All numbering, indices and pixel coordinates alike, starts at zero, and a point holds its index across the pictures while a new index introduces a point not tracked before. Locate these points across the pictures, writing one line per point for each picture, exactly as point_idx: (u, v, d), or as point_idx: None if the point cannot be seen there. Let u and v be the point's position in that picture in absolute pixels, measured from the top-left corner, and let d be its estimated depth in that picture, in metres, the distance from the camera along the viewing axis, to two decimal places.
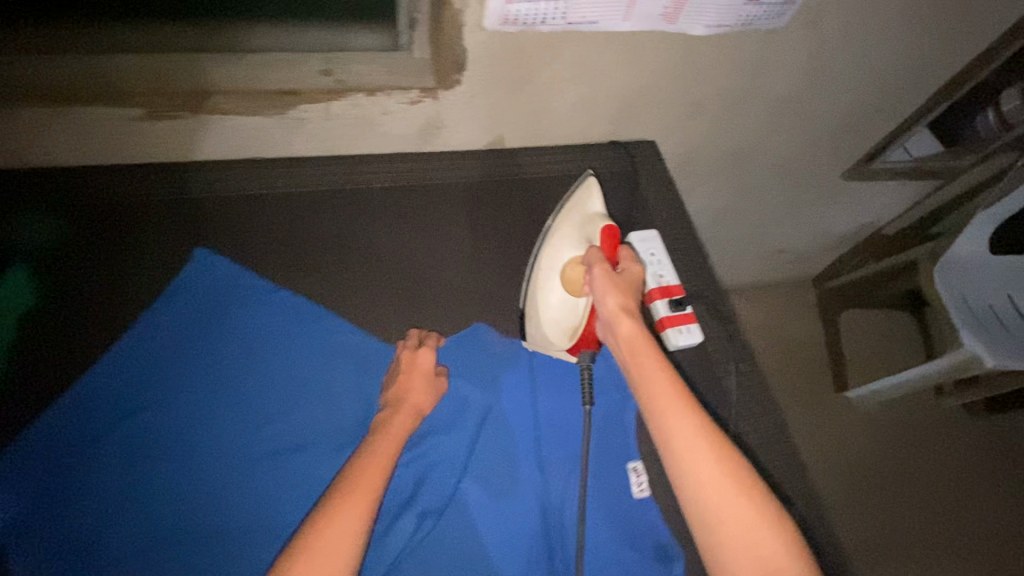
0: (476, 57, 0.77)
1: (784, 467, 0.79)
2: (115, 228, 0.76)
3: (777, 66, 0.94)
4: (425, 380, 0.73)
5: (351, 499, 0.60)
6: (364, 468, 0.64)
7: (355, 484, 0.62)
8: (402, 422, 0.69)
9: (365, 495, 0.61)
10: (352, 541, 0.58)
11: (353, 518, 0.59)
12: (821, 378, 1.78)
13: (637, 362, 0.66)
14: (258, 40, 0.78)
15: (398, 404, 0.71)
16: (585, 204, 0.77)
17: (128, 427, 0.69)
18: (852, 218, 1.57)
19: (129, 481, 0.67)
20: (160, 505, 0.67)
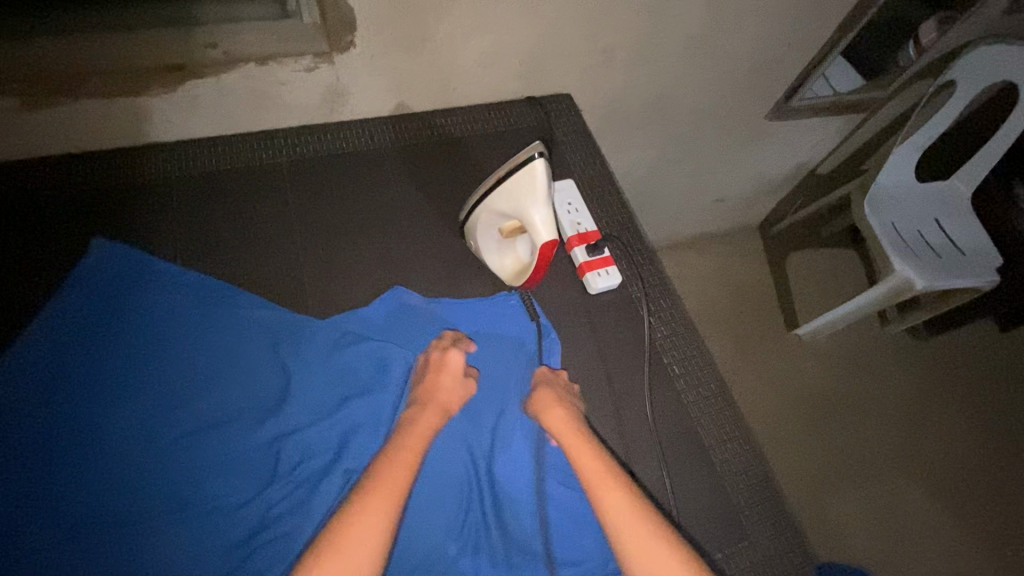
0: (365, 15, 0.76)
1: (713, 393, 0.80)
2: (4, 227, 0.73)
3: (677, 7, 0.95)
4: (452, 380, 0.71)
5: (371, 504, 0.58)
6: (388, 467, 0.62)
7: (379, 481, 0.61)
8: (429, 420, 0.68)
9: (392, 492, 0.60)
10: (379, 538, 0.57)
11: (379, 515, 0.58)
12: (771, 318, 1.82)
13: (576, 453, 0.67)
14: (138, 15, 0.74)
15: (427, 401, 0.69)
16: (527, 200, 0.71)
17: (28, 425, 0.64)
18: (785, 159, 1.61)
19: (32, 479, 0.63)
20: (65, 500, 0.63)
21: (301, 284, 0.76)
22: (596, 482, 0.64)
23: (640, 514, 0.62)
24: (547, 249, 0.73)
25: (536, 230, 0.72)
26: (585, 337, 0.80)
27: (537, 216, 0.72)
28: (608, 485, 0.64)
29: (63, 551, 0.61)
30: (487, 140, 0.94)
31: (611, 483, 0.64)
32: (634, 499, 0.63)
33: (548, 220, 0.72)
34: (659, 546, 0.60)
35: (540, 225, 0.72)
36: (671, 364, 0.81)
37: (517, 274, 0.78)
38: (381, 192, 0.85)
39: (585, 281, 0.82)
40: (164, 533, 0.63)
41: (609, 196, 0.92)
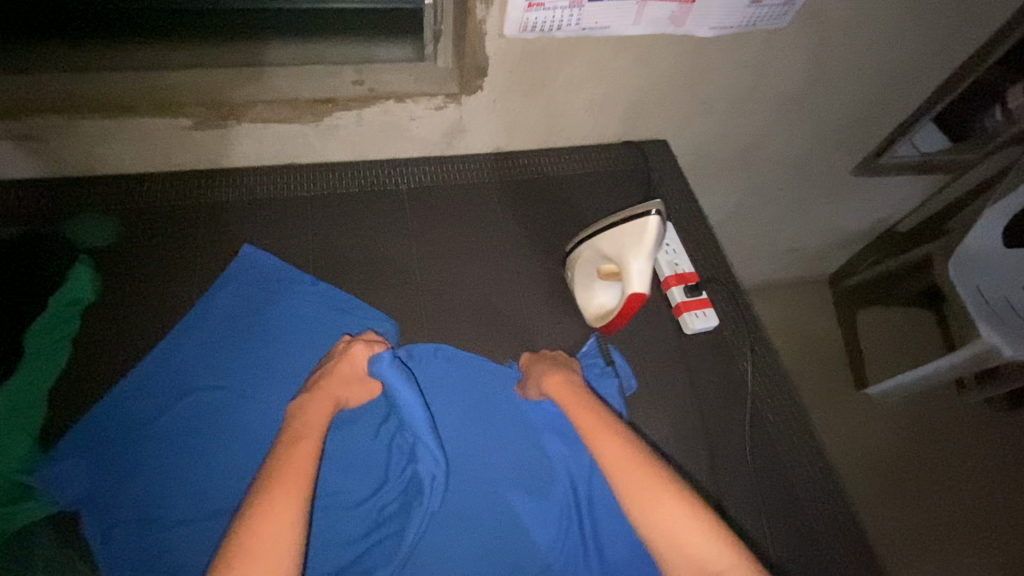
0: (496, 63, 0.83)
1: (804, 444, 0.80)
2: (169, 227, 0.81)
3: (781, 66, 0.99)
4: (354, 376, 0.72)
5: (280, 492, 0.57)
6: (290, 463, 0.60)
7: (285, 474, 0.59)
8: (319, 409, 0.67)
9: (296, 489, 0.58)
10: (288, 532, 0.54)
11: (287, 511, 0.56)
12: (840, 374, 1.76)
13: (572, 406, 0.70)
14: (305, 55, 0.85)
15: (316, 390, 0.69)
16: (631, 248, 0.75)
17: (189, 403, 0.70)
18: (865, 215, 1.59)
19: (187, 453, 0.68)
20: (214, 475, 0.67)
21: (418, 303, 0.83)
22: (591, 430, 0.67)
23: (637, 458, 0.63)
24: (635, 300, 0.76)
25: (628, 279, 0.75)
26: (679, 377, 0.82)
27: (634, 267, 0.75)
28: (601, 434, 0.66)
29: (211, 524, 0.64)
30: (588, 181, 0.99)
31: (609, 432, 0.66)
32: (629, 444, 0.65)
33: (645, 273, 0.75)
34: (657, 489, 0.60)
35: (636, 276, 0.74)
36: (763, 411, 0.81)
37: (600, 317, 0.82)
38: (488, 222, 0.91)
39: (682, 321, 0.85)
40: None
41: (703, 241, 0.95)
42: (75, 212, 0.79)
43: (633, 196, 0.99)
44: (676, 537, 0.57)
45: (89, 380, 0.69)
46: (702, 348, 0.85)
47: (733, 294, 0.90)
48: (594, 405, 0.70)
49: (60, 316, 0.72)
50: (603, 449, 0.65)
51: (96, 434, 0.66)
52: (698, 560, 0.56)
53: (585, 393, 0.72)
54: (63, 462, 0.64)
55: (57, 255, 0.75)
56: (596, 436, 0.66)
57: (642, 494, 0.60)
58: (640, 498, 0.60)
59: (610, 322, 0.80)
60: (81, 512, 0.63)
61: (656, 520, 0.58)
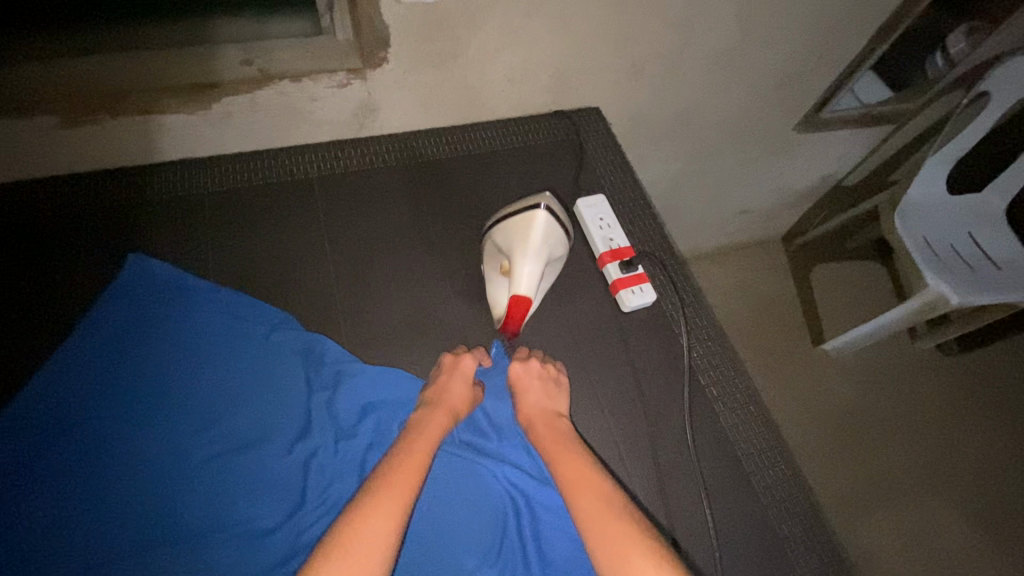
0: (398, 32, 0.75)
1: (747, 415, 0.78)
2: (40, 244, 0.73)
3: (709, 21, 0.93)
4: (465, 385, 0.72)
5: (384, 503, 0.58)
6: (398, 469, 0.62)
7: (390, 482, 0.60)
8: (439, 421, 0.68)
9: (400, 497, 0.59)
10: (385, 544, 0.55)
11: (385, 523, 0.56)
12: (797, 332, 1.76)
13: (556, 454, 0.67)
14: (185, 32, 0.75)
15: (435, 403, 0.69)
16: (521, 248, 0.74)
17: (68, 441, 0.65)
18: (813, 171, 1.57)
19: (70, 497, 0.63)
20: (98, 519, 0.63)
21: (335, 302, 0.77)
22: (572, 483, 0.64)
23: (614, 513, 0.61)
24: (521, 302, 0.74)
25: (516, 278, 0.74)
26: (616, 355, 0.79)
27: (523, 267, 0.74)
28: (585, 489, 0.63)
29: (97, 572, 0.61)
30: (516, 157, 0.93)
31: (591, 485, 0.64)
32: (610, 500, 0.62)
33: (533, 272, 0.74)
34: (635, 546, 0.58)
35: (523, 274, 0.74)
36: (704, 384, 0.79)
37: (492, 321, 0.78)
38: (407, 208, 0.85)
39: (619, 298, 0.81)
40: (194, 555, 0.62)
41: (640, 212, 0.90)
42: None
43: (565, 168, 0.93)
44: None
45: None
46: (639, 325, 0.81)
47: (671, 266, 0.86)
48: (581, 454, 0.67)
49: None
50: (581, 504, 0.62)
51: None
52: None
53: (572, 440, 0.69)
54: None
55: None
56: (585, 491, 0.63)
57: (620, 553, 0.57)
58: (615, 558, 0.57)
59: (499, 325, 0.77)
60: None
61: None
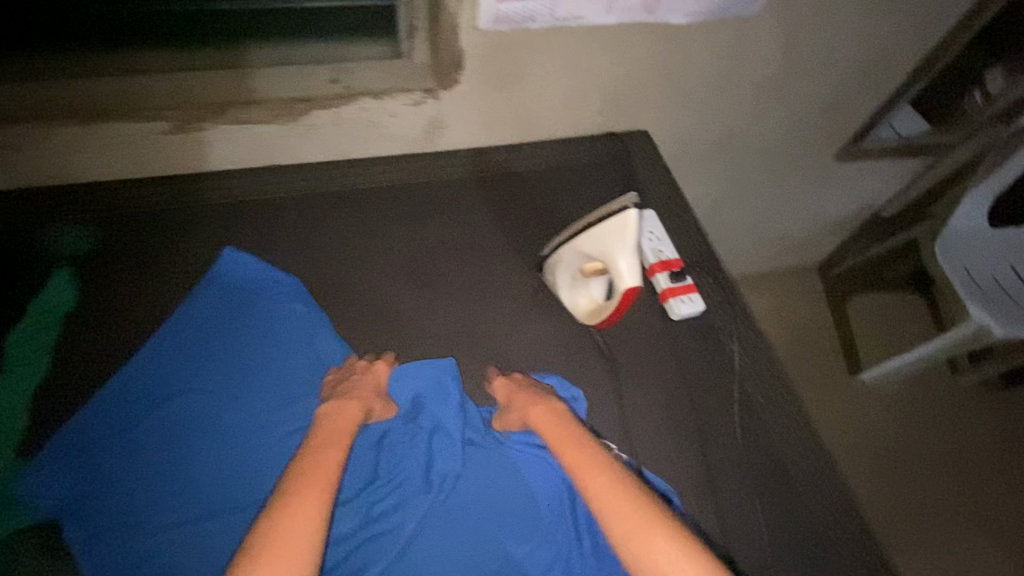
0: (472, 56, 0.83)
1: (793, 426, 0.80)
2: (145, 234, 0.80)
3: (757, 52, 0.99)
4: (373, 385, 0.74)
5: (303, 501, 0.62)
6: (309, 471, 0.65)
7: (304, 484, 0.63)
8: (350, 413, 0.71)
9: (315, 499, 0.62)
10: (311, 536, 0.60)
11: (308, 519, 0.60)
12: (835, 361, 1.75)
13: (557, 443, 0.70)
14: (282, 54, 0.85)
15: (346, 396, 0.72)
16: (616, 247, 0.75)
17: (165, 410, 0.70)
18: (850, 200, 1.59)
19: (166, 461, 0.68)
20: (192, 481, 0.68)
21: (402, 299, 0.83)
22: (581, 468, 0.68)
23: (628, 494, 0.65)
24: (626, 296, 0.77)
25: (619, 276, 0.75)
26: (663, 361, 0.82)
27: (622, 264, 0.75)
28: (592, 469, 0.68)
29: (192, 530, 0.65)
30: (569, 173, 0.99)
31: (596, 465, 0.68)
32: (622, 483, 0.66)
33: (634, 267, 0.75)
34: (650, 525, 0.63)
35: (625, 271, 0.75)
36: (751, 393, 0.81)
37: (592, 315, 0.81)
38: (469, 216, 0.91)
39: (668, 307, 0.85)
40: None
41: (687, 227, 0.94)
42: (51, 216, 0.78)
43: (615, 185, 0.99)
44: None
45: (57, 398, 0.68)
46: (688, 334, 0.84)
47: (717, 279, 0.89)
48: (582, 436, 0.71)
49: (40, 323, 0.72)
50: (591, 486, 0.67)
51: (72, 442, 0.66)
52: None
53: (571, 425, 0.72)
54: (43, 468, 0.65)
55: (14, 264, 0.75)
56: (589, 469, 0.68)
57: (636, 534, 0.63)
58: (633, 534, 0.63)
59: (603, 318, 0.80)
60: (63, 519, 0.64)
61: (651, 557, 0.61)
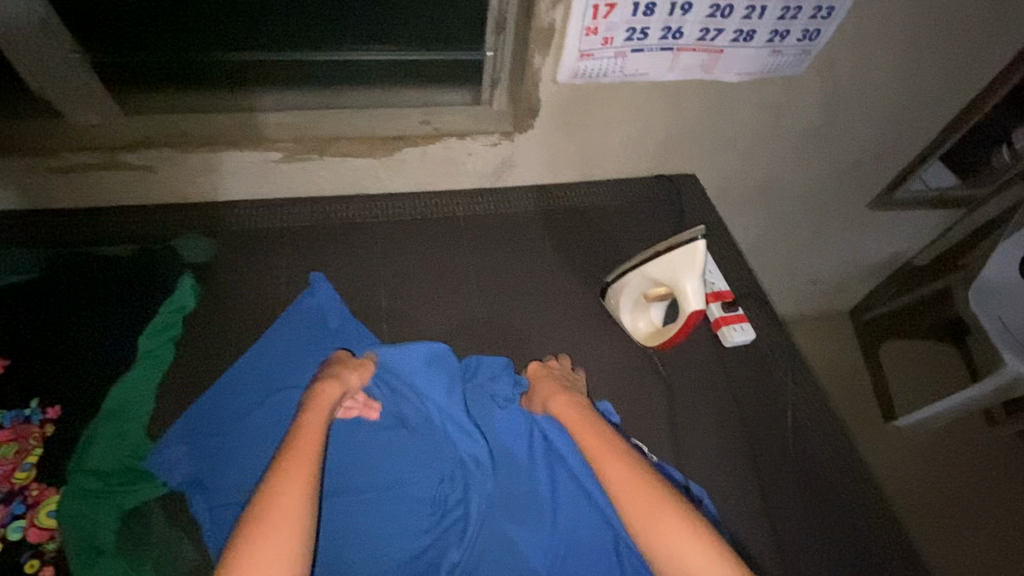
0: (547, 105, 0.94)
1: (841, 451, 0.85)
2: (254, 250, 0.91)
3: (799, 107, 1.09)
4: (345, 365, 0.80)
5: (289, 477, 0.64)
6: (301, 446, 0.68)
7: (292, 460, 0.66)
8: (329, 394, 0.76)
9: (303, 475, 0.65)
10: (300, 507, 0.62)
11: (297, 490, 0.63)
12: (869, 406, 1.78)
13: (579, 432, 0.77)
14: (379, 99, 0.96)
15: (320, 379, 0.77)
16: (684, 272, 0.82)
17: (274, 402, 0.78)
18: (883, 248, 1.65)
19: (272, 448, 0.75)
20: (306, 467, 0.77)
21: (476, 318, 0.92)
22: (597, 457, 0.74)
23: (640, 481, 0.70)
24: (691, 318, 0.84)
25: (685, 299, 0.82)
26: (716, 385, 0.89)
27: (689, 289, 0.82)
28: (609, 458, 0.73)
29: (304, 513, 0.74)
30: (625, 210, 1.08)
31: (611, 455, 0.73)
32: (635, 470, 0.71)
33: (699, 291, 0.82)
34: (661, 509, 0.67)
35: (692, 295, 0.82)
36: (798, 418, 0.87)
37: (654, 336, 0.89)
38: (535, 246, 1.00)
39: (721, 334, 0.91)
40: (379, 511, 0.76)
41: (735, 263, 1.02)
42: (177, 231, 0.90)
43: (667, 223, 1.07)
44: (682, 559, 0.63)
45: (178, 389, 0.77)
46: (739, 361, 0.91)
47: (764, 311, 0.96)
48: (599, 425, 0.78)
49: (166, 321, 0.81)
50: (608, 474, 0.72)
51: (197, 426, 0.75)
52: None
53: (589, 414, 0.79)
54: (172, 448, 0.72)
55: (142, 276, 0.84)
56: (606, 455, 0.74)
57: (650, 519, 0.66)
58: (648, 522, 0.66)
59: (665, 339, 0.87)
60: (189, 495, 0.70)
61: (664, 541, 0.64)
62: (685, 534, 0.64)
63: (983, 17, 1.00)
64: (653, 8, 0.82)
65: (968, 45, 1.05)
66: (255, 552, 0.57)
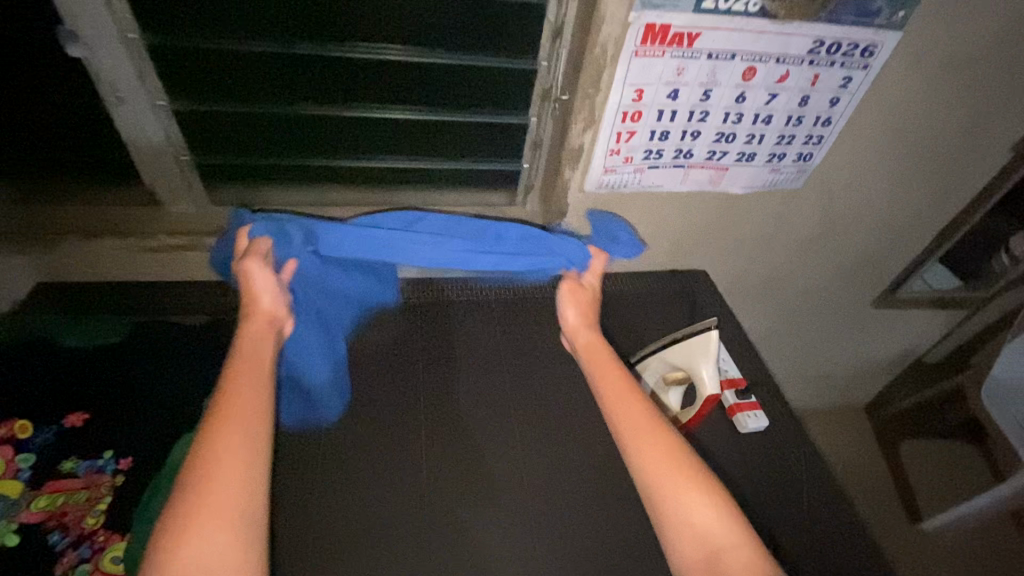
0: (574, 209, 1.07)
1: (858, 542, 0.88)
2: None
3: (799, 215, 1.21)
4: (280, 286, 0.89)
5: (245, 384, 0.72)
6: (243, 364, 0.76)
7: (242, 373, 0.74)
8: (260, 323, 0.83)
9: (253, 386, 0.73)
10: (259, 405, 0.70)
11: (253, 397, 0.71)
12: (892, 506, 1.75)
13: (595, 368, 0.88)
14: (427, 197, 1.10)
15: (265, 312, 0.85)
16: (701, 359, 0.92)
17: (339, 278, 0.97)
18: (893, 344, 1.70)
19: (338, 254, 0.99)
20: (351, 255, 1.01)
21: None
22: (611, 397, 0.82)
23: (653, 425, 0.78)
24: (707, 402, 0.92)
25: (703, 383, 0.91)
26: (734, 471, 0.92)
27: (705, 374, 0.92)
28: (620, 400, 0.81)
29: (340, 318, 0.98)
30: (643, 299, 1.18)
31: (621, 397, 0.82)
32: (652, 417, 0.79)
33: (714, 377, 0.92)
34: (671, 454, 0.74)
35: (709, 380, 0.91)
36: (815, 508, 0.90)
37: (673, 418, 0.94)
38: None
39: (736, 420, 0.97)
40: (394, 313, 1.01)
41: (747, 353, 1.09)
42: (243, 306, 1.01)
43: (682, 313, 1.16)
44: (686, 503, 0.70)
45: None
46: (754, 448, 0.96)
47: (776, 400, 1.02)
48: (615, 367, 0.87)
49: None
50: (620, 414, 0.80)
51: None
52: (701, 527, 0.68)
53: (606, 356, 0.90)
54: None
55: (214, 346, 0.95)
56: (624, 405, 0.80)
57: (662, 465, 0.73)
58: (658, 464, 0.73)
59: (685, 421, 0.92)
60: None
61: (675, 487, 0.71)
62: (692, 484, 0.71)
63: (958, 143, 1.14)
64: (667, 134, 0.97)
65: (946, 166, 1.18)
66: (220, 442, 0.64)
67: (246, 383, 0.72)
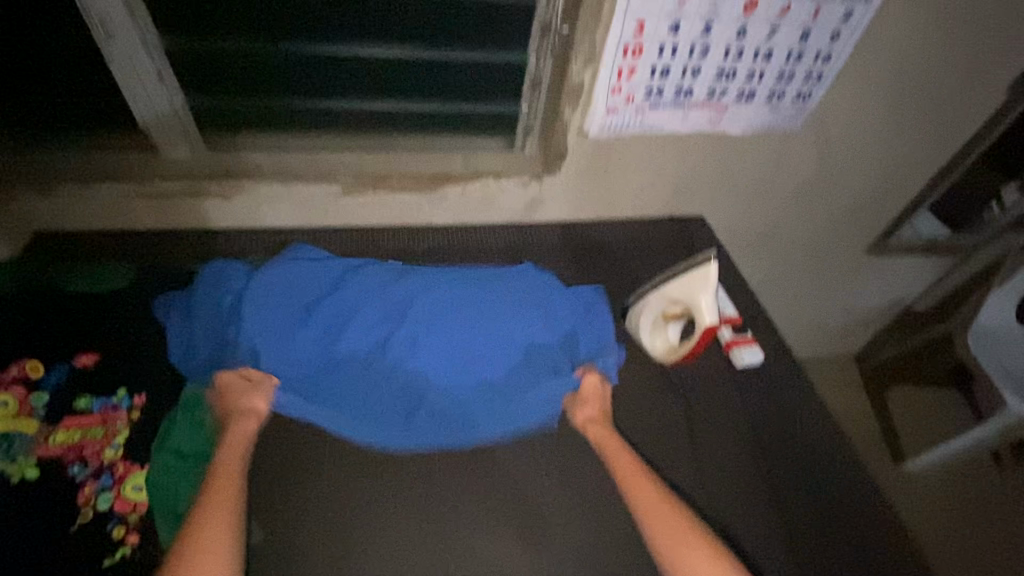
0: (573, 151, 1.07)
1: (844, 468, 0.92)
2: None
3: (796, 159, 1.22)
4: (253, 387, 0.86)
5: (214, 502, 0.73)
6: (218, 479, 0.76)
7: (216, 491, 0.74)
8: (246, 425, 0.82)
9: (224, 502, 0.73)
10: (226, 526, 0.71)
11: (220, 521, 0.71)
12: (878, 448, 1.81)
13: (607, 445, 0.88)
14: (423, 140, 1.08)
15: (244, 413, 0.83)
16: (699, 290, 0.94)
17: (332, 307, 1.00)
18: (884, 293, 1.74)
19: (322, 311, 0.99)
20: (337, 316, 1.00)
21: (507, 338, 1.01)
22: (628, 474, 0.85)
23: (667, 508, 0.81)
24: (706, 334, 0.94)
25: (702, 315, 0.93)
26: (729, 405, 0.96)
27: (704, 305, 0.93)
28: (642, 482, 0.84)
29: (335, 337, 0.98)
30: (641, 245, 1.19)
31: (638, 482, 0.84)
32: (664, 497, 0.83)
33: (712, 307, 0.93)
34: (685, 534, 0.79)
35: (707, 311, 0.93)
36: (804, 437, 0.95)
37: (671, 352, 0.98)
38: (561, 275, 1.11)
39: (732, 356, 1.00)
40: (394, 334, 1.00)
41: (743, 295, 1.11)
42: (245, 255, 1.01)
43: (680, 257, 1.17)
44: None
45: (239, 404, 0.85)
46: (748, 383, 0.99)
47: (770, 339, 1.05)
48: (626, 450, 0.88)
49: None
50: (636, 495, 0.82)
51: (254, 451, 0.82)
52: None
53: (614, 439, 0.89)
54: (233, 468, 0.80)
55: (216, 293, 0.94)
56: (639, 485, 0.83)
57: (676, 543, 0.78)
58: (675, 549, 0.78)
59: (682, 354, 0.96)
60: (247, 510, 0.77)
61: (689, 564, 0.76)
62: (703, 560, 0.77)
63: (956, 86, 1.14)
64: (668, 70, 0.97)
65: (944, 108, 1.18)
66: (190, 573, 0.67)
67: (213, 505, 0.73)
